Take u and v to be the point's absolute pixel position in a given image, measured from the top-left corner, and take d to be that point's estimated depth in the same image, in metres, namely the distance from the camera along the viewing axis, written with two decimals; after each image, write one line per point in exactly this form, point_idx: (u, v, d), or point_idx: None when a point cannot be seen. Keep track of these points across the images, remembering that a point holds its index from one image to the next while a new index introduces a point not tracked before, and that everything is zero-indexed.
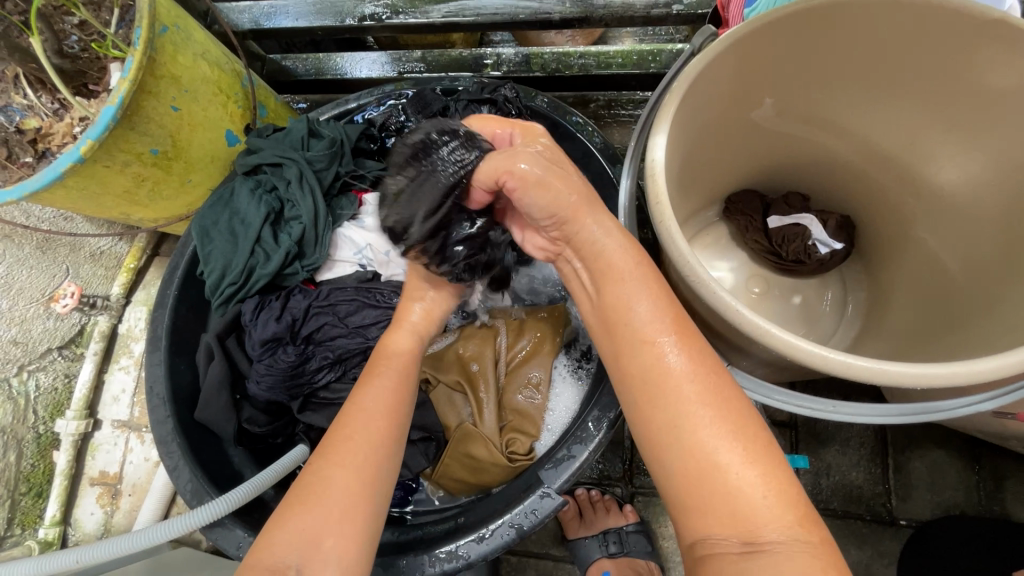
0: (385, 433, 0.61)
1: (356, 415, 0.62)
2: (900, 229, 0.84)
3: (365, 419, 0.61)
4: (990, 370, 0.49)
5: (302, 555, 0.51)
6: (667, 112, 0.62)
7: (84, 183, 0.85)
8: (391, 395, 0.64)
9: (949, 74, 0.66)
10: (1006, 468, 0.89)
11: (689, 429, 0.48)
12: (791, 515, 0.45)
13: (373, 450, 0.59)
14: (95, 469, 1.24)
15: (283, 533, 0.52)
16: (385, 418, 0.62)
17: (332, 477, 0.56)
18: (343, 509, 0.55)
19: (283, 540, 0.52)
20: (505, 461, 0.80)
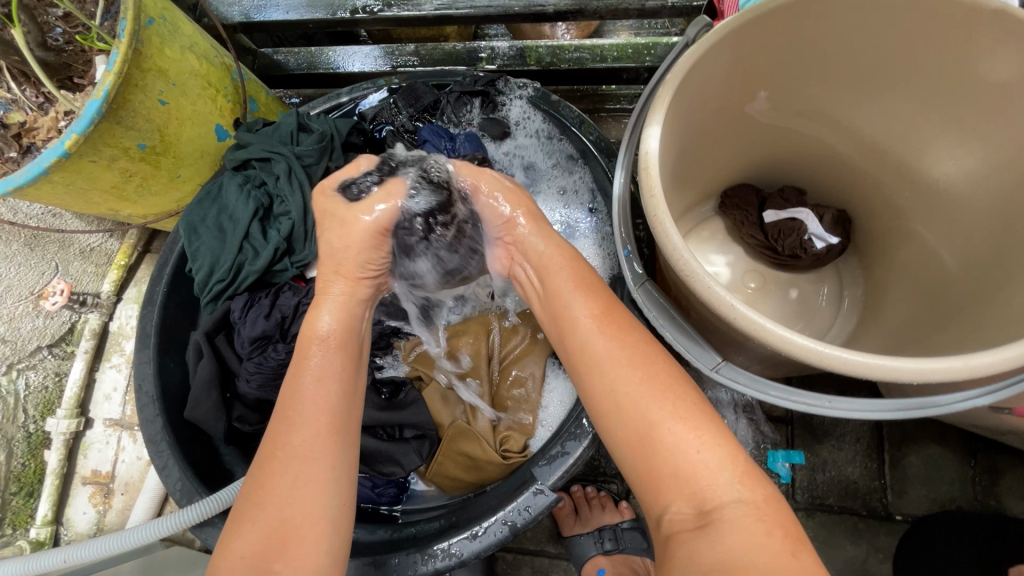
0: (326, 435, 0.55)
1: (287, 424, 0.56)
2: (896, 224, 0.84)
3: (299, 427, 0.55)
4: (986, 364, 0.48)
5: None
6: (660, 104, 0.61)
7: (70, 178, 0.84)
8: (331, 391, 0.58)
9: (945, 66, 0.65)
10: (1001, 462, 0.88)
11: (629, 395, 0.52)
12: (734, 475, 0.48)
13: (310, 458, 0.54)
14: (87, 468, 1.22)
15: (228, 561, 0.50)
16: (323, 419, 0.56)
17: (270, 498, 0.52)
18: (284, 527, 0.51)
19: (231, 567, 0.50)
20: (500, 458, 0.78)
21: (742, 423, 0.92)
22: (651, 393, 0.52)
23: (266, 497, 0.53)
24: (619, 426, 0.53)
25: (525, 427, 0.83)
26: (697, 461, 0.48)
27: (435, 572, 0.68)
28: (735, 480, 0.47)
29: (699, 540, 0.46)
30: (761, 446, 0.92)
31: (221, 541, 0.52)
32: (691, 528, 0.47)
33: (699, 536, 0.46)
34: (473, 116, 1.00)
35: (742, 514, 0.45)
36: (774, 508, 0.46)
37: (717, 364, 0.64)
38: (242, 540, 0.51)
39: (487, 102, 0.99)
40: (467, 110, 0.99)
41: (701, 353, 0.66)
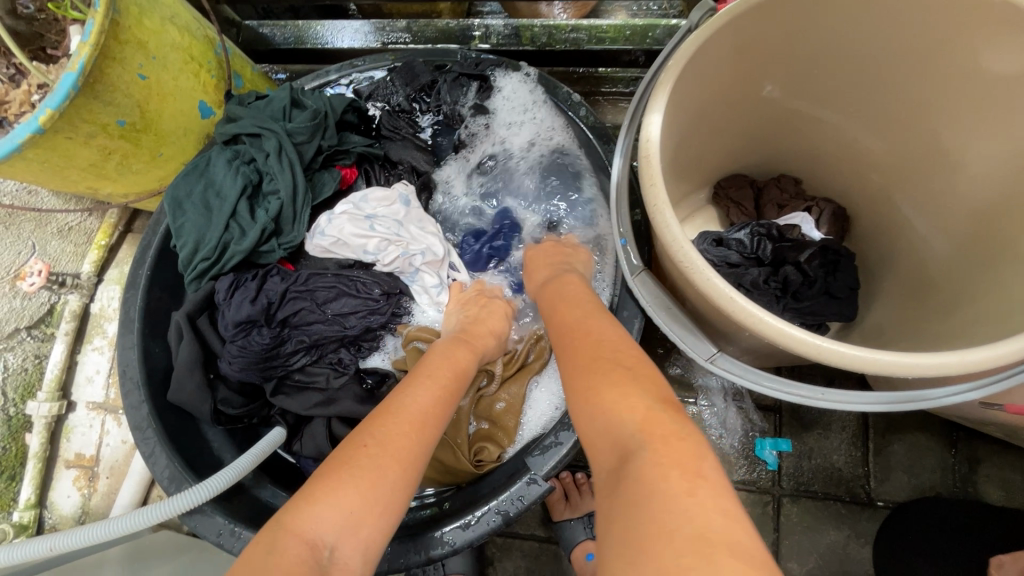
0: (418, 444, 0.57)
1: (397, 411, 0.59)
2: (889, 215, 0.84)
3: (409, 415, 0.59)
4: (982, 361, 0.49)
5: (335, 537, 0.48)
6: (661, 90, 0.60)
7: (46, 155, 0.81)
8: (434, 400, 0.62)
9: (946, 56, 0.65)
10: (981, 451, 0.91)
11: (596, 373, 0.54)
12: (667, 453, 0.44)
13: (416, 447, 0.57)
14: (70, 451, 1.20)
15: (324, 508, 0.48)
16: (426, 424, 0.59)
17: (373, 466, 0.52)
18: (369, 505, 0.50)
19: (328, 515, 0.48)
20: (472, 467, 0.77)
21: (731, 412, 0.94)
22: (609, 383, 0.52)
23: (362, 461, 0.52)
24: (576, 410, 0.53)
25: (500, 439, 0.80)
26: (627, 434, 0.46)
27: (429, 560, 0.69)
28: (639, 427, 0.46)
29: (616, 490, 0.44)
30: (750, 434, 0.94)
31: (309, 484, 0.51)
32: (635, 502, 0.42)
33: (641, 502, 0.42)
34: (467, 98, 0.95)
35: (646, 465, 0.43)
36: (684, 446, 0.44)
37: (711, 355, 0.65)
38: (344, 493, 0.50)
39: (483, 87, 0.96)
40: (462, 93, 0.95)
41: (694, 344, 0.66)
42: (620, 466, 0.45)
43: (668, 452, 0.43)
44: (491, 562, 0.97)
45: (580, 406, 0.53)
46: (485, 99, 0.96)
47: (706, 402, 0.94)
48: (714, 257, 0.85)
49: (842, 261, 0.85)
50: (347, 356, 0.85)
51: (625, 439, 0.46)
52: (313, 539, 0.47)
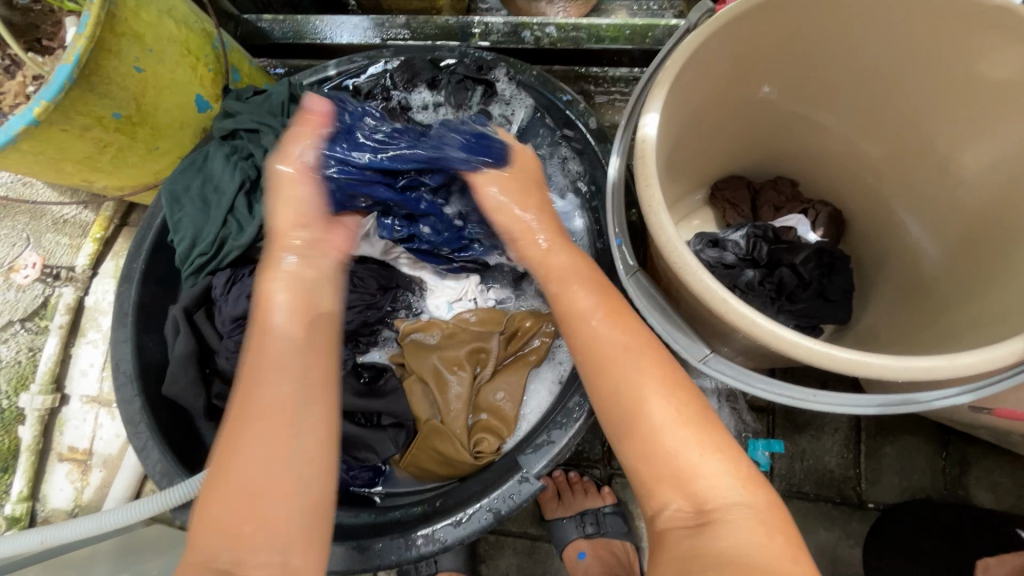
0: (289, 412, 0.57)
1: (253, 395, 0.58)
2: (884, 218, 0.85)
3: (263, 398, 0.57)
4: (973, 365, 0.49)
5: (229, 545, 0.51)
6: (659, 90, 0.59)
7: (40, 147, 0.80)
8: (289, 361, 0.60)
9: (942, 62, 0.65)
10: (972, 454, 0.91)
11: (640, 407, 0.55)
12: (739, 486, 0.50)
13: (279, 413, 0.57)
14: (63, 445, 1.20)
15: (204, 530, 0.52)
16: (284, 386, 0.58)
17: (236, 468, 0.54)
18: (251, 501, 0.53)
19: (208, 536, 0.52)
20: (470, 458, 0.77)
21: (725, 413, 0.94)
22: (655, 399, 0.55)
23: (229, 470, 0.54)
24: (623, 427, 0.56)
25: (500, 431, 0.81)
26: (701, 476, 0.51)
27: (419, 557, 0.68)
28: (735, 485, 0.50)
29: (699, 536, 0.49)
30: (743, 434, 0.94)
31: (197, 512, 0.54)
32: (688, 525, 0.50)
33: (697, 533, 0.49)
34: (472, 101, 0.96)
35: (736, 516, 0.48)
36: (780, 515, 0.49)
37: (705, 356, 0.65)
38: (217, 511, 0.53)
39: (488, 92, 0.96)
40: (467, 96, 0.95)
41: (688, 346, 0.66)
42: (697, 507, 0.50)
43: (746, 496, 0.49)
44: (484, 559, 0.97)
45: (633, 437, 0.55)
46: (491, 104, 0.97)
47: (700, 402, 0.94)
48: (710, 258, 0.87)
49: (838, 263, 0.85)
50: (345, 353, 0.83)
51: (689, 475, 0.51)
52: (207, 555, 0.51)
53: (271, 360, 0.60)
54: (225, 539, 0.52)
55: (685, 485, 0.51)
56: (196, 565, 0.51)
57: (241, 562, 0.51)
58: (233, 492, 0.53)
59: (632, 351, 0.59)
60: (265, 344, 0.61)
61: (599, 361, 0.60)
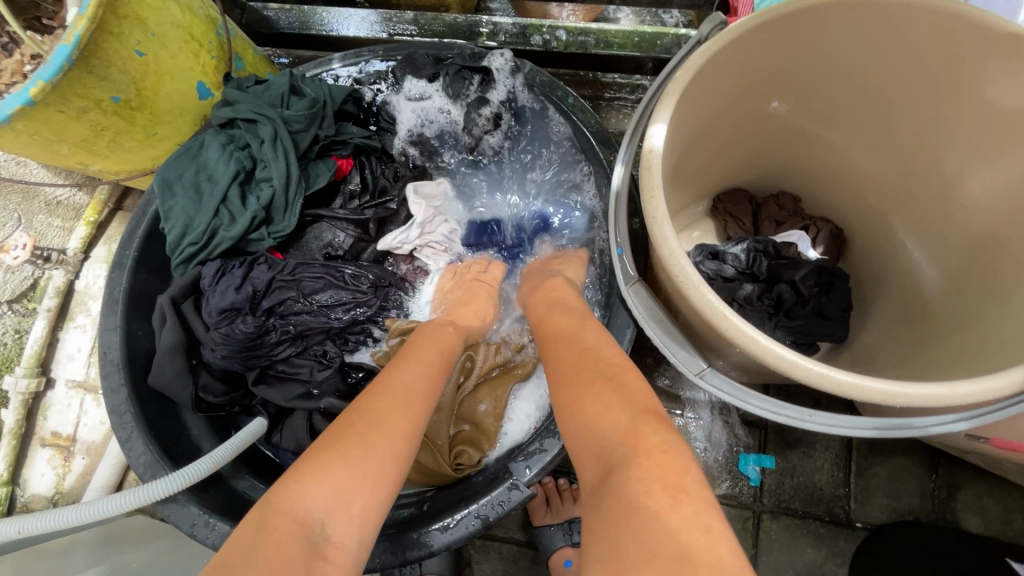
0: (420, 428, 0.57)
1: (389, 390, 0.58)
2: (884, 239, 0.85)
3: (393, 394, 0.57)
4: (972, 394, 0.48)
5: (328, 512, 0.47)
6: (668, 101, 0.59)
7: (36, 127, 0.79)
8: (422, 380, 0.61)
9: (952, 86, 0.65)
10: (962, 478, 0.91)
11: (588, 386, 0.55)
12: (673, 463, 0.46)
13: (406, 417, 0.56)
14: (47, 429, 1.18)
15: (320, 484, 0.47)
16: (414, 394, 0.59)
17: (363, 442, 0.51)
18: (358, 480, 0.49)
19: (305, 497, 0.47)
20: (450, 470, 0.76)
21: (717, 426, 0.93)
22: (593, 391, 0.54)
23: (356, 440, 0.52)
24: (568, 425, 0.54)
25: (480, 443, 0.80)
26: (614, 446, 0.48)
27: (404, 561, 0.68)
28: (621, 436, 0.48)
29: (607, 503, 0.45)
30: (734, 448, 0.94)
31: (301, 465, 0.49)
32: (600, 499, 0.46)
33: (605, 506, 0.45)
34: (471, 92, 0.91)
35: (631, 476, 0.45)
36: (663, 458, 0.45)
37: (701, 370, 0.65)
38: (323, 474, 0.48)
39: (486, 80, 0.92)
40: (465, 86, 0.91)
41: (685, 359, 0.66)
42: (607, 478, 0.46)
43: (658, 466, 0.45)
44: (468, 563, 0.96)
45: (573, 425, 0.53)
46: (488, 91, 0.92)
47: (692, 415, 0.94)
48: (709, 270, 0.86)
49: (837, 282, 0.85)
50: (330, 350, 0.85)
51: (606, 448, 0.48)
52: (305, 516, 0.46)
53: (407, 370, 0.61)
54: (327, 507, 0.47)
55: (606, 456, 0.48)
56: (293, 530, 0.44)
57: (330, 537, 0.46)
58: (348, 461, 0.50)
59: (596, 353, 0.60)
60: (418, 362, 0.64)
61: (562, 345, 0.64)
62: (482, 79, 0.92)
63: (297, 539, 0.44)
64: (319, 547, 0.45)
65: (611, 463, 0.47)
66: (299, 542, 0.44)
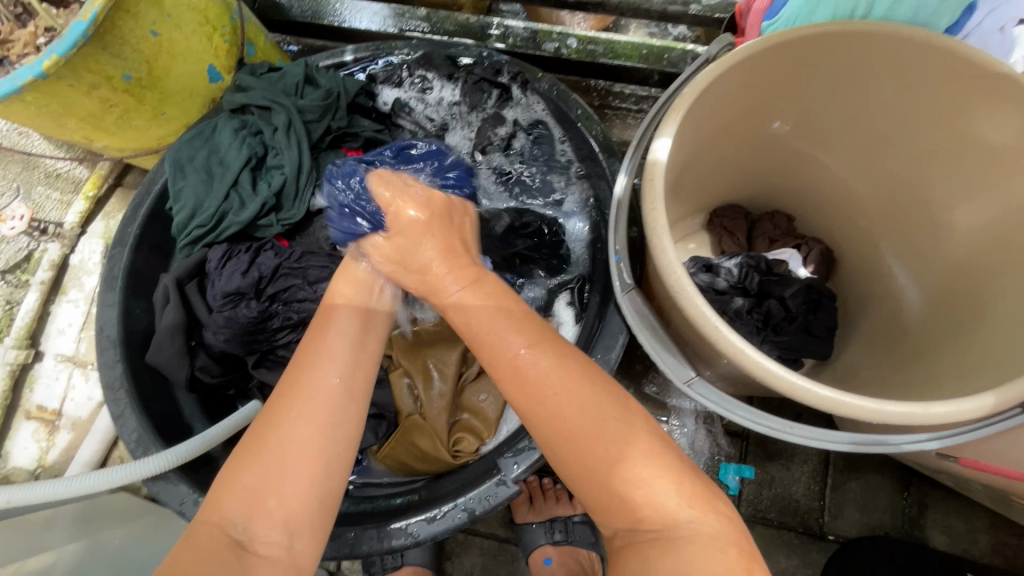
0: (339, 399, 0.58)
1: (310, 373, 0.59)
2: (871, 262, 0.87)
3: (317, 378, 0.58)
4: (945, 415, 0.50)
5: (245, 514, 0.51)
6: (674, 116, 0.61)
7: (45, 100, 0.79)
8: (340, 350, 0.62)
9: (946, 120, 0.67)
10: (932, 497, 0.94)
11: (594, 436, 0.51)
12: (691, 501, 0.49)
13: (331, 399, 0.57)
14: (32, 402, 1.17)
15: (230, 491, 0.52)
16: (341, 373, 0.60)
17: (272, 441, 0.54)
18: (284, 475, 0.53)
19: (228, 503, 0.52)
20: (449, 457, 0.78)
21: (701, 434, 0.96)
22: (605, 439, 0.51)
23: (269, 440, 0.54)
24: (569, 467, 0.53)
25: (480, 431, 0.81)
26: (657, 504, 0.49)
27: (390, 549, 0.69)
28: (686, 503, 0.49)
29: (653, 550, 0.48)
30: (715, 457, 0.96)
31: (221, 473, 0.54)
32: (650, 538, 0.49)
33: (656, 545, 0.48)
34: (488, 104, 0.97)
35: (688, 543, 0.47)
36: (727, 522, 0.49)
37: (689, 378, 0.67)
38: (240, 484, 0.52)
39: (504, 95, 0.97)
40: (482, 97, 0.96)
41: (674, 367, 0.68)
42: (654, 534, 0.48)
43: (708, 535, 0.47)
44: (450, 556, 0.98)
45: (592, 477, 0.51)
46: (505, 109, 0.98)
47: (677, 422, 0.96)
48: (701, 283, 0.88)
49: (825, 300, 0.87)
50: None
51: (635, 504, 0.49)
52: (223, 519, 0.51)
53: (330, 346, 0.62)
54: (245, 519, 0.51)
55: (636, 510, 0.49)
56: (212, 529, 0.50)
57: (253, 537, 0.51)
58: (271, 466, 0.53)
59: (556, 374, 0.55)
60: (323, 332, 0.64)
61: (524, 389, 0.55)
62: (498, 92, 0.96)
63: (222, 543, 0.50)
64: (242, 547, 0.50)
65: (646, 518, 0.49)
66: (217, 543, 0.50)
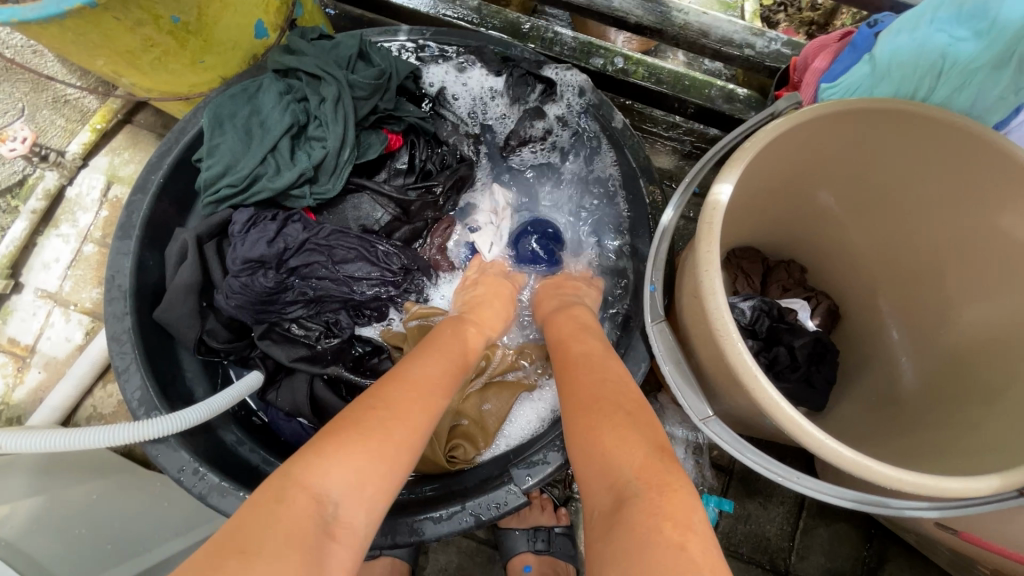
0: (436, 405, 0.60)
1: (404, 369, 0.62)
2: (875, 325, 0.92)
3: (414, 376, 0.61)
4: (951, 490, 0.54)
5: (345, 493, 0.48)
6: (738, 164, 0.62)
7: (85, 29, 0.75)
8: (440, 367, 0.65)
9: (977, 209, 0.71)
10: (891, 551, 1.00)
11: (592, 406, 0.58)
12: (640, 467, 0.50)
13: (423, 407, 0.59)
14: (5, 335, 1.11)
15: (338, 468, 0.49)
16: (437, 389, 0.62)
17: (373, 427, 0.53)
18: (376, 465, 0.51)
19: (334, 478, 0.48)
20: (444, 462, 0.78)
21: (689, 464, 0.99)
22: (595, 407, 0.57)
23: (372, 424, 0.53)
24: (572, 437, 0.57)
25: (478, 439, 0.81)
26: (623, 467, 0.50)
27: (393, 544, 0.69)
28: (638, 470, 0.50)
29: (612, 521, 0.47)
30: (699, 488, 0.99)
31: (315, 446, 0.50)
32: (609, 516, 0.48)
33: (616, 524, 0.47)
34: (529, 98, 0.94)
35: (641, 502, 0.47)
36: (677, 498, 0.47)
37: (706, 416, 0.69)
38: (343, 462, 0.49)
39: (548, 92, 0.94)
40: (526, 91, 0.93)
41: (691, 403, 0.70)
42: (616, 504, 0.48)
43: (665, 500, 0.47)
44: (427, 551, 0.98)
45: (580, 440, 0.56)
46: (546, 104, 0.95)
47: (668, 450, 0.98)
48: None
49: (828, 354, 0.91)
50: (342, 319, 0.86)
51: (606, 461, 0.52)
52: (321, 494, 0.47)
53: (429, 362, 0.65)
54: (341, 493, 0.48)
55: (607, 474, 0.51)
56: (308, 506, 0.46)
57: (341, 517, 0.47)
58: (372, 450, 0.51)
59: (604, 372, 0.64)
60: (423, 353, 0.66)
61: (563, 367, 0.67)
62: (540, 87, 0.93)
63: (314, 518, 0.45)
64: (332, 528, 0.46)
65: (616, 485, 0.50)
66: (312, 521, 0.45)
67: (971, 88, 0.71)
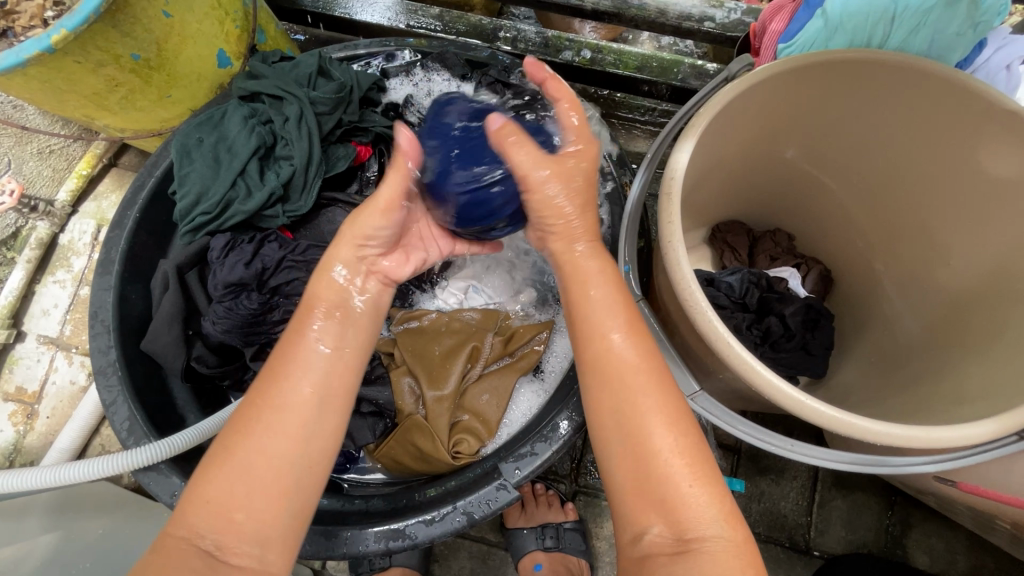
0: (310, 415, 0.53)
1: (277, 385, 0.53)
2: (869, 285, 0.89)
3: (288, 393, 0.53)
4: (945, 440, 0.52)
5: (215, 531, 0.48)
6: (693, 131, 0.62)
7: (49, 75, 0.77)
8: (327, 348, 0.55)
9: (950, 152, 0.69)
10: (914, 517, 0.97)
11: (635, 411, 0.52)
12: (711, 503, 0.50)
13: (306, 406, 0.53)
14: (12, 384, 1.13)
15: (197, 504, 0.49)
16: (313, 379, 0.54)
17: (240, 451, 0.51)
18: (246, 491, 0.49)
19: (199, 513, 0.49)
20: (449, 458, 0.77)
21: None
22: (656, 419, 0.52)
23: (240, 452, 0.51)
24: (616, 442, 0.53)
25: (481, 433, 0.80)
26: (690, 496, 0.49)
27: (388, 551, 0.69)
28: (717, 516, 0.49)
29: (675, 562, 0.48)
30: None
31: (193, 481, 0.51)
32: (667, 551, 0.49)
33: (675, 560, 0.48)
34: None
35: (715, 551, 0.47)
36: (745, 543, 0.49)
37: (693, 392, 0.67)
38: (211, 495, 0.49)
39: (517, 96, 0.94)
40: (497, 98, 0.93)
41: (679, 379, 0.68)
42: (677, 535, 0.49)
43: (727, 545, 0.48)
44: (437, 559, 0.97)
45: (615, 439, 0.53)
46: None
47: None
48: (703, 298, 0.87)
49: (823, 320, 0.89)
50: None
51: (678, 498, 0.49)
52: (192, 533, 0.48)
53: (302, 343, 0.56)
54: (215, 529, 0.48)
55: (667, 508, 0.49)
56: (180, 542, 0.48)
57: (222, 548, 0.48)
58: (237, 482, 0.49)
59: (637, 366, 0.55)
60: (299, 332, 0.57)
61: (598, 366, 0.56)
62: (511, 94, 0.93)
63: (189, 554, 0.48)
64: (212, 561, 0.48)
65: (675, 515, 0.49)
66: (186, 555, 0.47)
67: (926, 28, 0.73)
